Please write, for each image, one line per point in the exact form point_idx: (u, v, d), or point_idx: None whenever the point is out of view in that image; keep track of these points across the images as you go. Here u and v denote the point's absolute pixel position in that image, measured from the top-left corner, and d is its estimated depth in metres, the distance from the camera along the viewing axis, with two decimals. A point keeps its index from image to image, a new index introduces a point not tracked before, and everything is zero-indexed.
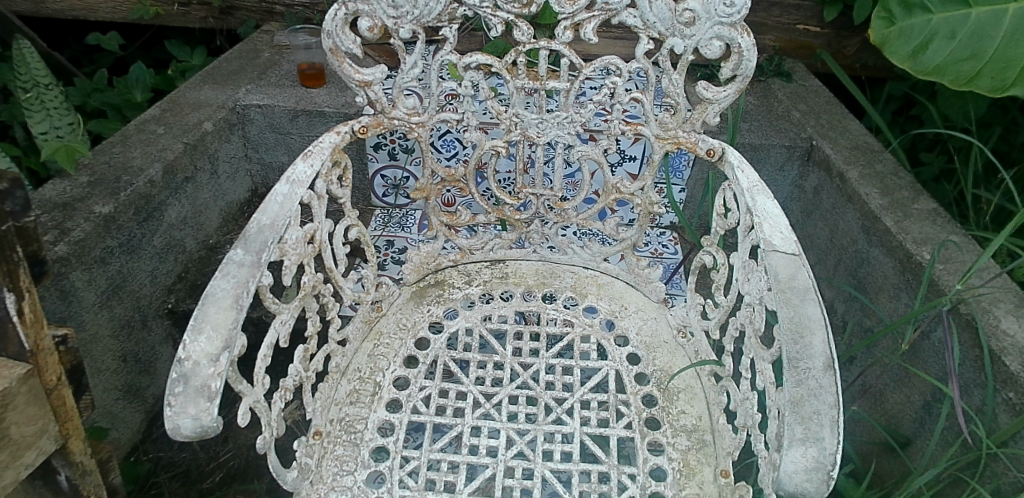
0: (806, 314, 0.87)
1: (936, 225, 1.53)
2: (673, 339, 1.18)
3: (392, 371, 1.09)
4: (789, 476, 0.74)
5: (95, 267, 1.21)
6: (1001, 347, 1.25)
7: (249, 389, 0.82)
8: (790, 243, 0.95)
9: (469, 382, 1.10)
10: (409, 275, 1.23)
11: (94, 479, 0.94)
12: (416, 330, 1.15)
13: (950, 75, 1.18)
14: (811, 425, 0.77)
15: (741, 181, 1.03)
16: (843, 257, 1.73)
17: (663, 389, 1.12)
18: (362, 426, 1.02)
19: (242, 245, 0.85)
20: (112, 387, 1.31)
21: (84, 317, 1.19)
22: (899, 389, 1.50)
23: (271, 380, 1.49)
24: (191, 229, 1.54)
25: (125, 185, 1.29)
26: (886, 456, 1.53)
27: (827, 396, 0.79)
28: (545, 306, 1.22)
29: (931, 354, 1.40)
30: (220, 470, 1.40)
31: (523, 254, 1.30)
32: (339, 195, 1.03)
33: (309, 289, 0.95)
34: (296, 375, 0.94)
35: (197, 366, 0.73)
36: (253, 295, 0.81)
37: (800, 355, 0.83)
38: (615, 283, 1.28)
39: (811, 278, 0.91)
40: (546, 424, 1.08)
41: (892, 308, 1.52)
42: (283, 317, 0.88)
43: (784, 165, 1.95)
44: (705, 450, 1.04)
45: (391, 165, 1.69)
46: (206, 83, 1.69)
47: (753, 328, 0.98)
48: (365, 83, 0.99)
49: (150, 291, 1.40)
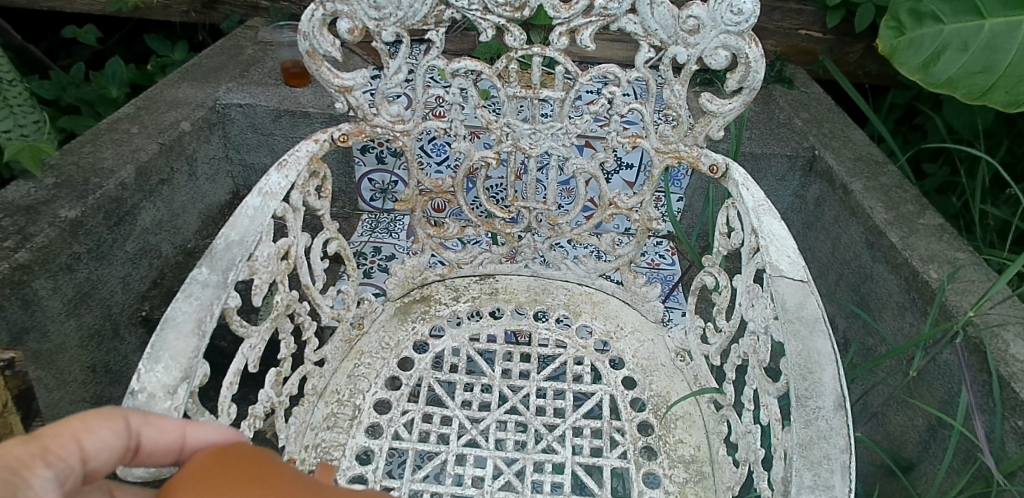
0: (815, 349, 0.81)
1: (943, 241, 1.47)
2: (671, 362, 1.13)
3: (372, 394, 1.02)
4: None
5: (61, 274, 1.14)
6: (1011, 372, 1.19)
7: (212, 421, 0.75)
8: (798, 268, 0.90)
9: (454, 406, 1.04)
10: (393, 290, 1.15)
11: None
12: (399, 349, 1.09)
13: (963, 89, 1.11)
14: (821, 472, 0.71)
15: (746, 200, 0.97)
16: (846, 272, 1.67)
17: (660, 416, 1.06)
18: (339, 453, 0.95)
19: (208, 263, 0.78)
20: (79, 400, 1.23)
21: (49, 327, 1.13)
22: (903, 412, 1.45)
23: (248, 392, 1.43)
24: (168, 233, 1.47)
25: (94, 187, 1.22)
26: (889, 480, 1.47)
27: (838, 440, 0.74)
28: (536, 324, 1.15)
29: (938, 377, 1.35)
30: None
31: (515, 269, 1.23)
32: (317, 206, 0.96)
33: (283, 308, 0.88)
34: (267, 401, 0.87)
35: (152, 398, 0.66)
36: (218, 319, 0.75)
37: (810, 393, 0.77)
38: (611, 302, 1.21)
39: (820, 308, 0.86)
40: (535, 453, 1.02)
41: (897, 327, 1.46)
42: (252, 341, 0.82)
43: (785, 175, 1.88)
44: (704, 483, 0.99)
45: (379, 168, 1.63)
46: (186, 80, 1.62)
47: (757, 357, 0.92)
48: (345, 88, 0.93)
49: (121, 298, 1.32)
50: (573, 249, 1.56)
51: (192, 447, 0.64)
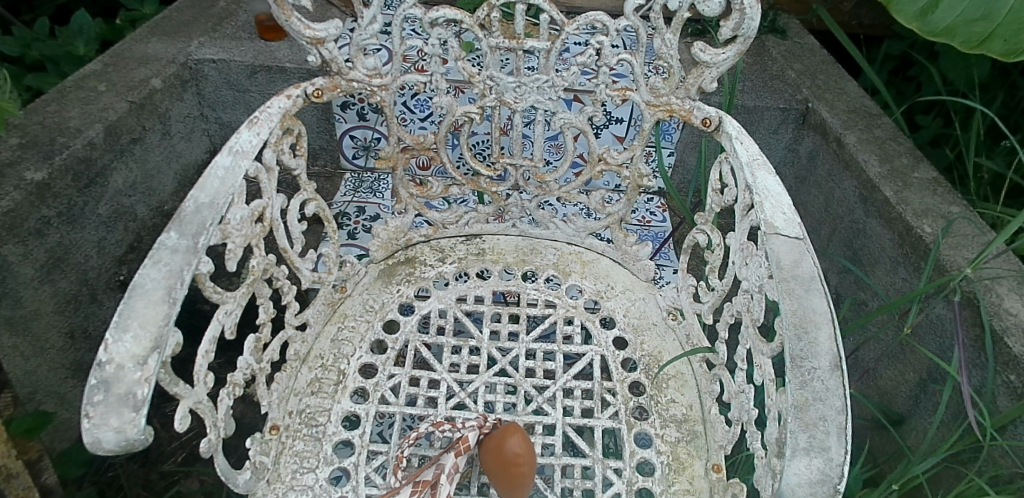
0: (811, 308, 0.79)
1: (938, 195, 1.45)
2: (662, 321, 1.11)
3: (358, 358, 1.00)
4: (790, 489, 0.68)
5: (30, 239, 1.09)
6: (1004, 326, 1.19)
7: (188, 391, 0.72)
8: (794, 225, 0.86)
9: (442, 369, 1.02)
10: (376, 252, 1.11)
11: (23, 482, 0.84)
12: (384, 312, 1.06)
13: (961, 38, 1.06)
14: (816, 433, 0.71)
15: (740, 154, 0.93)
16: (839, 227, 1.64)
17: (652, 377, 1.05)
18: (324, 419, 0.94)
19: (176, 227, 0.74)
20: (59, 366, 1.22)
21: (23, 294, 1.10)
22: (894, 366, 1.45)
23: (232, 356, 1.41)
24: (143, 195, 1.42)
25: (60, 148, 1.16)
26: (878, 434, 1.49)
27: (834, 401, 0.73)
28: (525, 285, 1.13)
29: (929, 331, 1.35)
30: (183, 449, 1.36)
31: (501, 229, 1.19)
32: (292, 166, 0.92)
33: (259, 273, 0.85)
34: (247, 368, 0.84)
35: (121, 370, 0.64)
36: (189, 286, 0.71)
37: (805, 353, 0.76)
38: (602, 261, 1.18)
39: (816, 266, 0.83)
40: (525, 415, 1.00)
41: (890, 282, 1.45)
42: (227, 307, 0.78)
43: (778, 129, 1.83)
44: (696, 442, 0.99)
45: (361, 125, 1.57)
46: (155, 34, 1.54)
47: (750, 316, 0.89)
48: (317, 40, 0.87)
49: (97, 263, 1.29)
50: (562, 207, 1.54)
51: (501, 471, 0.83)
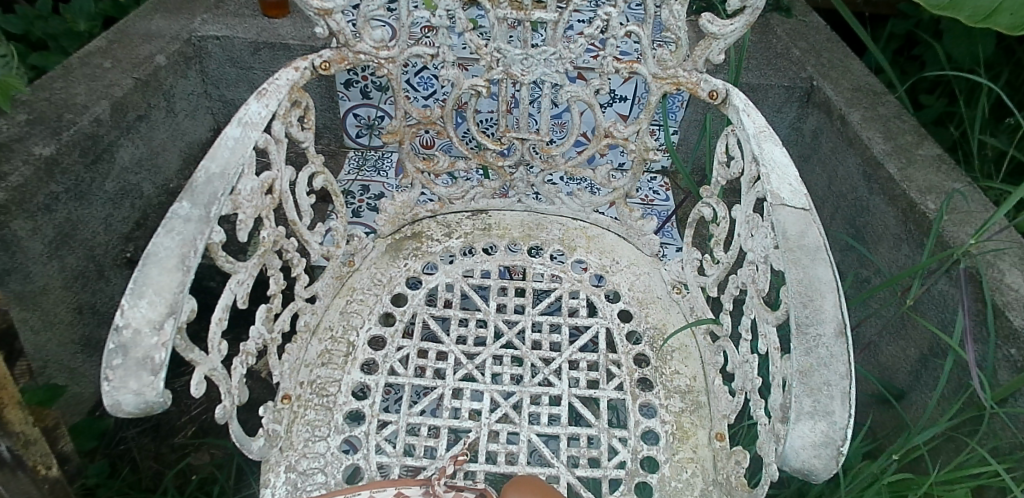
0: (816, 277, 0.80)
1: (941, 172, 1.45)
2: (667, 295, 1.12)
3: (367, 330, 1.01)
4: (795, 451, 0.71)
5: (39, 215, 1.10)
6: (1005, 300, 1.20)
7: (203, 357, 0.74)
8: (800, 197, 0.87)
9: (450, 341, 1.04)
10: (383, 227, 1.12)
11: (40, 449, 0.86)
12: (392, 285, 1.07)
13: (967, 11, 1.03)
14: (821, 398, 0.72)
15: (747, 127, 0.93)
16: (842, 204, 1.65)
17: (656, 349, 1.06)
18: (335, 389, 0.96)
19: (188, 197, 0.74)
20: (68, 341, 1.23)
21: (31, 269, 1.11)
22: (896, 343, 1.46)
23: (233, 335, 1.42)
24: (149, 172, 1.42)
25: (68, 124, 1.17)
26: (881, 409, 1.50)
27: (838, 366, 0.74)
28: (531, 259, 1.14)
29: (929, 305, 1.36)
30: (192, 423, 1.38)
31: (507, 204, 1.19)
32: (300, 138, 0.93)
33: (270, 244, 0.85)
34: (259, 337, 0.85)
35: (138, 335, 0.65)
36: (203, 254, 0.72)
37: (810, 320, 0.77)
38: (607, 236, 1.18)
39: (821, 236, 0.83)
40: (532, 386, 1.02)
41: (893, 259, 1.46)
42: (240, 277, 0.79)
43: (782, 107, 1.83)
44: (700, 412, 1.01)
45: (365, 103, 1.57)
46: (158, 11, 1.54)
47: (755, 287, 0.90)
48: (325, 12, 0.88)
49: (105, 240, 1.30)
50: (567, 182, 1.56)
51: None
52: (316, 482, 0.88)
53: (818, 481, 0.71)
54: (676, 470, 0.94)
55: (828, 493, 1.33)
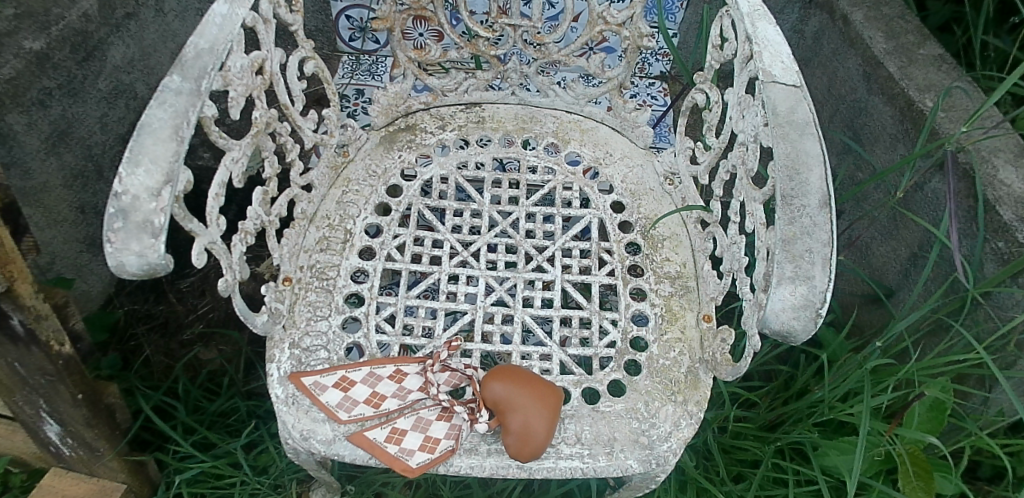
0: (803, 151, 0.80)
1: (941, 71, 1.43)
2: (659, 187, 1.12)
3: (363, 219, 1.04)
4: (775, 314, 0.74)
5: (33, 110, 1.12)
6: (996, 195, 1.19)
7: (202, 229, 0.76)
8: (792, 74, 0.86)
9: (445, 230, 1.06)
10: (377, 119, 1.13)
11: (53, 325, 0.90)
12: (387, 176, 1.09)
13: None
14: (802, 264, 0.75)
15: (742, 6, 0.91)
16: (841, 106, 1.62)
17: (647, 236, 1.08)
18: (334, 273, 1.00)
19: (178, 71, 0.73)
20: (73, 239, 1.30)
21: (30, 164, 1.15)
22: (886, 243, 1.47)
23: (230, 219, 1.52)
24: (143, 72, 1.40)
25: (57, 18, 1.14)
26: (867, 309, 1.53)
27: (821, 234, 0.76)
28: (525, 152, 1.15)
29: (920, 202, 1.37)
30: (200, 322, 1.47)
31: (500, 97, 1.19)
32: (289, 21, 0.92)
33: (263, 126, 0.86)
34: (256, 218, 0.88)
35: (137, 200, 0.67)
36: (196, 126, 0.72)
37: (796, 193, 0.78)
38: (601, 129, 1.18)
39: (811, 111, 0.83)
40: (526, 272, 1.05)
41: (888, 159, 1.46)
42: (234, 155, 0.81)
43: (784, 8, 1.78)
44: (689, 296, 1.03)
45: (356, 4, 1.54)
46: None
47: (745, 168, 0.92)
48: None
49: (102, 139, 1.32)
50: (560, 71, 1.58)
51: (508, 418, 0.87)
52: (320, 357, 0.93)
53: (796, 340, 0.76)
54: (664, 349, 0.98)
55: (813, 384, 1.38)
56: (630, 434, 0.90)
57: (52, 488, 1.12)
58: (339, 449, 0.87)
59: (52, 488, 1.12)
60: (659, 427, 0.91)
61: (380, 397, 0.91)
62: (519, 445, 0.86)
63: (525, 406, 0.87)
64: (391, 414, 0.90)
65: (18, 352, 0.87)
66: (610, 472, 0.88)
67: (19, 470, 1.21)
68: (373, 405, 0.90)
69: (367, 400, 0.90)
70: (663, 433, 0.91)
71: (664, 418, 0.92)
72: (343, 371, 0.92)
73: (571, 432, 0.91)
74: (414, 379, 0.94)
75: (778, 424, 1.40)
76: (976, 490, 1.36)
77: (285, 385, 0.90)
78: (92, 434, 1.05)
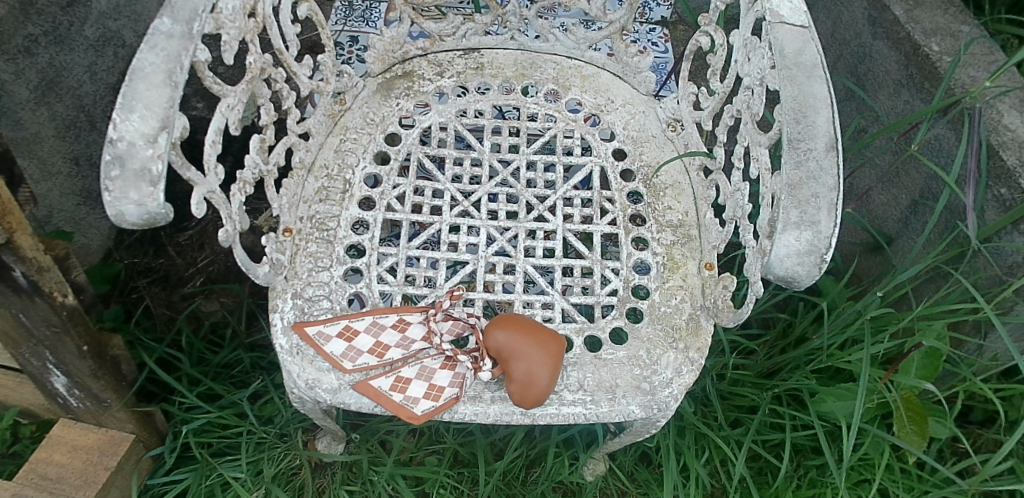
0: (811, 94, 0.77)
1: (949, 14, 1.35)
2: (662, 134, 1.11)
3: (362, 169, 1.03)
4: (780, 261, 0.74)
5: (20, 59, 1.08)
6: (1001, 141, 1.16)
7: (201, 178, 0.75)
8: (800, 14, 0.83)
9: (445, 180, 1.05)
10: (374, 65, 1.10)
11: (55, 276, 0.89)
12: (384, 125, 1.07)
13: None
14: (807, 210, 0.74)
15: None
16: (845, 51, 1.58)
17: (650, 185, 1.07)
18: (334, 224, 0.99)
19: (169, 14, 0.69)
20: (68, 192, 1.29)
21: (21, 115, 1.12)
22: (886, 190, 1.46)
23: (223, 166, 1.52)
24: (129, 19, 1.35)
25: None
26: (866, 256, 1.53)
27: (827, 180, 0.74)
28: (525, 100, 1.13)
29: (925, 149, 1.33)
30: (200, 275, 1.48)
31: (499, 42, 1.16)
32: None
33: (257, 72, 0.84)
34: (254, 168, 0.87)
35: (133, 147, 0.65)
36: (190, 72, 0.69)
37: (802, 137, 0.76)
38: (602, 75, 1.15)
39: (819, 52, 0.80)
40: (527, 222, 1.04)
41: (892, 106, 1.43)
42: (230, 102, 0.79)
43: None
44: (691, 244, 1.03)
45: None
46: None
47: (750, 113, 0.91)
48: None
49: (91, 89, 1.29)
50: (559, 13, 1.58)
51: (510, 365, 0.88)
52: (323, 308, 0.94)
53: (799, 286, 0.76)
54: (666, 297, 0.98)
55: (811, 331, 1.40)
56: (633, 381, 0.91)
57: (60, 439, 1.13)
58: (344, 397, 0.88)
59: (60, 439, 1.13)
60: (660, 374, 0.92)
61: (383, 347, 0.91)
62: (523, 392, 0.86)
63: (527, 353, 0.87)
64: (395, 363, 0.91)
65: (22, 304, 0.87)
66: (612, 417, 0.89)
67: (28, 421, 1.23)
68: (377, 354, 0.90)
69: (370, 349, 0.90)
70: (664, 379, 0.91)
71: (666, 365, 0.93)
72: (347, 321, 0.92)
73: (573, 379, 0.91)
74: (417, 328, 0.94)
75: (775, 371, 1.42)
76: (967, 433, 1.40)
77: (289, 336, 0.90)
78: (98, 386, 1.06)
